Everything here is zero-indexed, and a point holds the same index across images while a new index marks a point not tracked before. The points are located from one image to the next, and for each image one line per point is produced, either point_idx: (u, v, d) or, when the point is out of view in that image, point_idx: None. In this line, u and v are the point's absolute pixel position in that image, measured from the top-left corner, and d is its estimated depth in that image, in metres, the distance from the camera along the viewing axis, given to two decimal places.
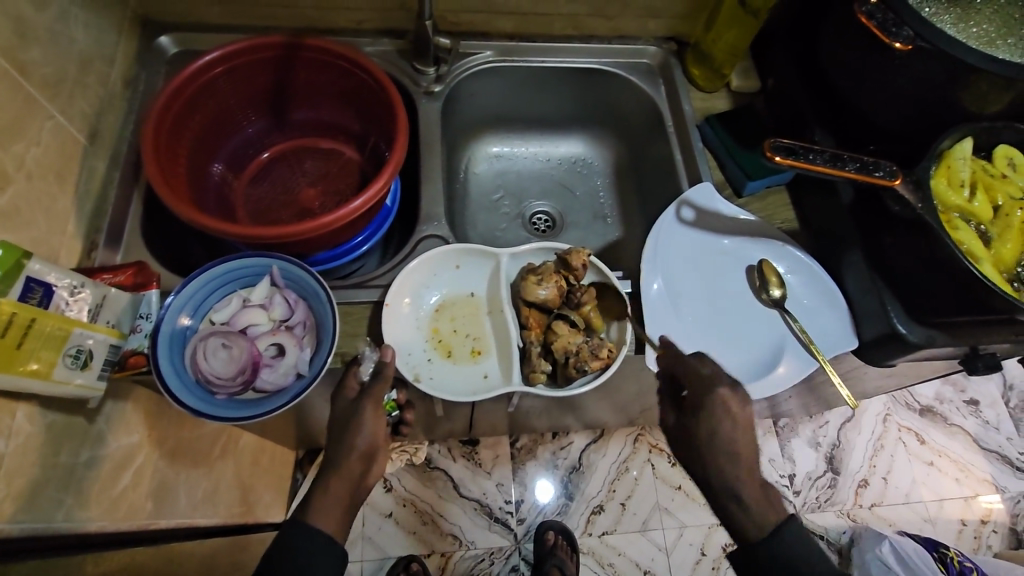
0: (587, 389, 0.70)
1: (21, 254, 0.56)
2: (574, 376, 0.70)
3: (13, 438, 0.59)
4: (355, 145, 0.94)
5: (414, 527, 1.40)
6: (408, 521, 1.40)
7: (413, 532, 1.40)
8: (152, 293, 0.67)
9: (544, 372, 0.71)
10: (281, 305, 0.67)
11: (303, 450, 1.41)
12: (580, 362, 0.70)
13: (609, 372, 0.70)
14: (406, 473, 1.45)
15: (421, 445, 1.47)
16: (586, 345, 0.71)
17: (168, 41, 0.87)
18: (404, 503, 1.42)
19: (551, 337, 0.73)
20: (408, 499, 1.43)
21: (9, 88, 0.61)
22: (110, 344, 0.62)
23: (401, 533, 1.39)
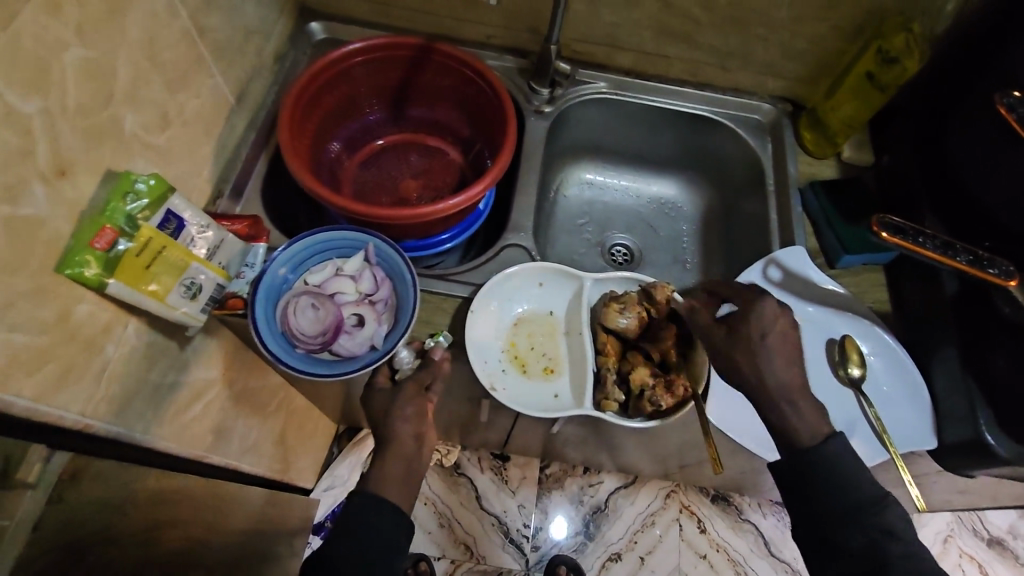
0: (652, 425, 0.71)
1: (167, 189, 0.63)
2: (644, 409, 0.71)
3: (121, 346, 0.65)
4: (461, 150, 1.00)
5: (429, 527, 1.41)
6: (425, 521, 1.42)
7: (429, 531, 1.41)
8: (260, 246, 0.74)
9: (615, 400, 0.73)
10: (368, 280, 0.72)
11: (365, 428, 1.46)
12: (654, 397, 0.70)
13: (681, 411, 0.70)
14: (434, 472, 1.47)
15: (452, 449, 1.48)
16: (662, 379, 0.71)
17: (318, 27, 0.96)
18: (426, 501, 1.44)
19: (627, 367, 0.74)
20: (430, 498, 1.44)
21: (188, 45, 0.70)
22: (217, 283, 0.68)
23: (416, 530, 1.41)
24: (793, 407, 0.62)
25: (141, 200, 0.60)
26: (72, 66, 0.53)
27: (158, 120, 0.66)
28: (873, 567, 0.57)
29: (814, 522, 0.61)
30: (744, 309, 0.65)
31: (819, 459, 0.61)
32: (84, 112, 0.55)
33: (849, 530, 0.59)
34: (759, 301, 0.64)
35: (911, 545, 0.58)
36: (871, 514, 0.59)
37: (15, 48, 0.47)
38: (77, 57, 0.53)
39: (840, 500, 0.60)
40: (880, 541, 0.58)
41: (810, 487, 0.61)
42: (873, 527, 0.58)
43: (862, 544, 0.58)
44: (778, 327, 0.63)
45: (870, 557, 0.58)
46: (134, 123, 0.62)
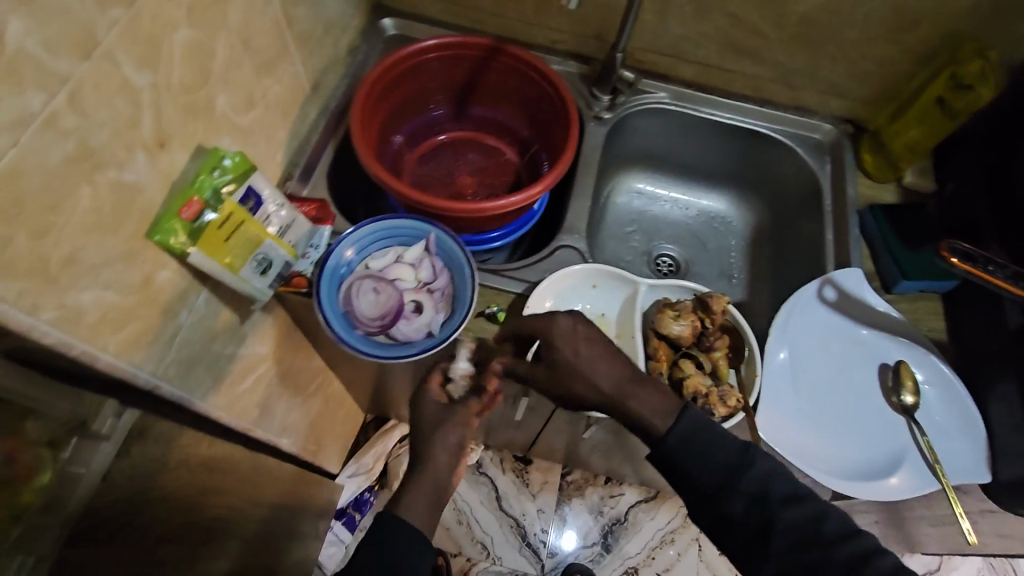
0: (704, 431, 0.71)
1: (251, 167, 0.65)
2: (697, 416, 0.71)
3: (193, 313, 0.68)
4: (518, 150, 1.02)
5: (448, 523, 1.42)
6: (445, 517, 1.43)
7: (448, 527, 1.42)
8: (325, 229, 0.76)
9: None
10: (427, 269, 0.74)
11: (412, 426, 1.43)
12: (707, 405, 0.70)
13: (734, 420, 0.70)
14: None
15: (477, 447, 1.49)
16: (715, 389, 0.71)
17: (392, 23, 0.99)
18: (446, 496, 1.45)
19: (678, 373, 0.73)
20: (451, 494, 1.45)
21: (277, 32, 0.73)
22: (286, 261, 0.71)
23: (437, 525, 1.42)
24: (633, 400, 0.66)
25: (226, 175, 0.63)
26: (179, 45, 0.56)
27: (244, 102, 0.69)
28: (760, 524, 0.61)
29: (701, 499, 0.63)
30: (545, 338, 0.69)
31: (679, 436, 0.63)
32: (185, 90, 0.58)
33: (729, 500, 0.62)
34: (551, 326, 0.68)
35: (788, 492, 0.61)
36: (742, 481, 0.62)
37: (138, 26, 0.51)
38: (185, 37, 0.57)
39: (713, 471, 0.62)
40: (759, 498, 0.61)
41: (688, 468, 0.63)
42: (747, 489, 0.62)
43: (746, 506, 0.62)
44: (574, 334, 0.68)
45: (759, 518, 0.61)
46: (224, 103, 0.65)
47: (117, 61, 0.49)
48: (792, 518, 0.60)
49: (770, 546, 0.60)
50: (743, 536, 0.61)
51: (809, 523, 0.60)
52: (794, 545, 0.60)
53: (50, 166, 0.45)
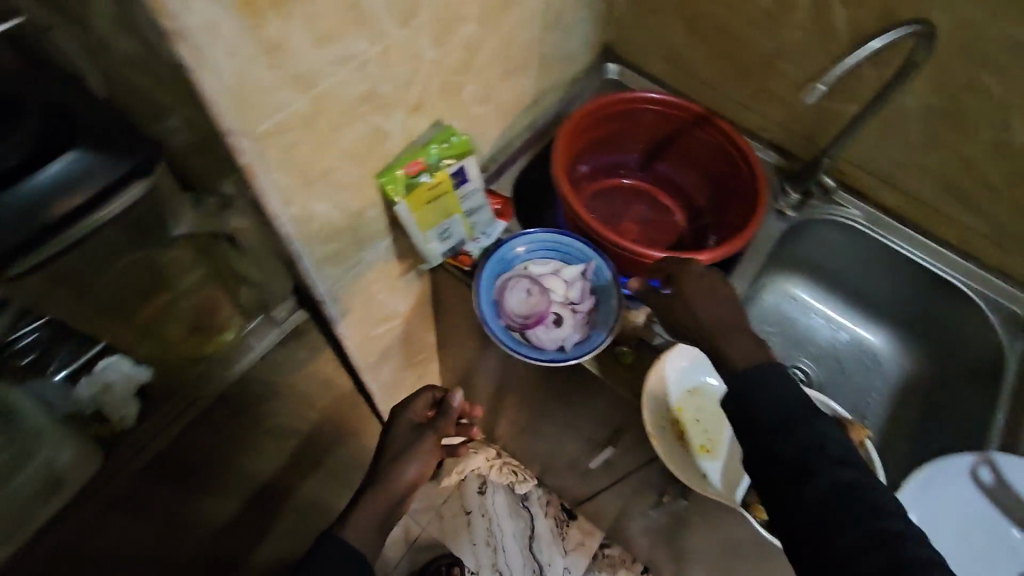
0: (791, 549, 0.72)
1: (469, 150, 0.73)
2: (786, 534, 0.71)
3: (375, 254, 0.77)
4: (688, 216, 1.05)
5: (476, 539, 1.44)
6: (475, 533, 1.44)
7: (474, 543, 1.43)
8: (500, 224, 0.83)
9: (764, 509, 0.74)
10: (578, 290, 0.77)
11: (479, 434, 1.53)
12: None
13: None
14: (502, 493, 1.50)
15: (528, 481, 1.51)
16: None
17: (616, 69, 1.07)
18: (483, 514, 1.47)
19: None
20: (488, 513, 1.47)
21: (528, 47, 0.82)
22: (461, 237, 0.78)
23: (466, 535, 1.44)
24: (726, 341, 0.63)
25: (449, 149, 0.72)
26: (461, 35, 0.66)
27: (483, 95, 0.78)
28: (804, 471, 0.53)
29: (748, 426, 0.57)
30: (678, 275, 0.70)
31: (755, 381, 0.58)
32: (449, 71, 0.68)
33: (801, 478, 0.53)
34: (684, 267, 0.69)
35: (844, 456, 0.54)
36: (804, 427, 0.55)
37: (444, 12, 0.60)
38: (469, 30, 0.66)
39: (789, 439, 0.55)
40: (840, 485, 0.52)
41: (749, 394, 0.58)
42: (801, 436, 0.55)
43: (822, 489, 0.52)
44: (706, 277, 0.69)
45: (804, 465, 0.53)
46: (470, 91, 0.74)
47: (420, 34, 0.59)
48: (842, 479, 0.52)
49: (802, 496, 0.52)
50: (775, 470, 0.54)
51: (856, 493, 0.52)
52: (827, 507, 0.51)
53: (346, 97, 0.55)
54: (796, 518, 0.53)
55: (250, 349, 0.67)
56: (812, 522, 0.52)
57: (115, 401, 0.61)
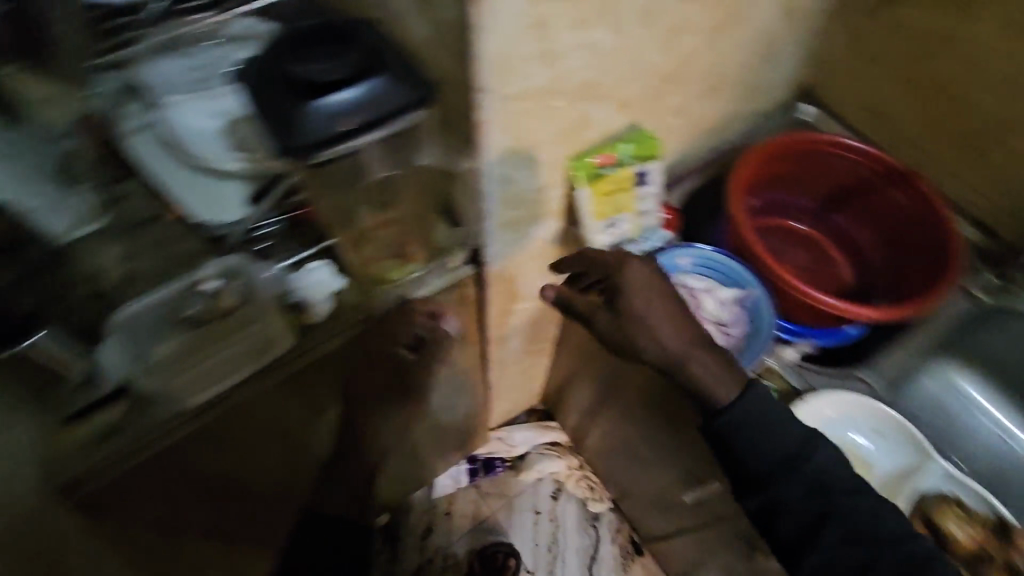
0: None
1: (656, 152, 0.76)
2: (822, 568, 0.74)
3: (540, 233, 0.82)
4: (858, 274, 0.99)
5: (539, 539, 1.64)
6: (540, 533, 1.65)
7: (540, 543, 1.64)
8: (665, 235, 0.83)
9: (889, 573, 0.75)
10: (729, 312, 0.77)
11: (566, 441, 1.75)
12: None
13: None
14: (575, 506, 1.69)
15: (605, 504, 1.69)
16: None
17: (812, 111, 1.01)
18: (552, 520, 1.66)
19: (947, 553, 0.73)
20: (557, 520, 1.67)
21: (733, 70, 0.82)
22: (626, 236, 0.80)
23: (535, 533, 1.65)
24: (695, 364, 0.65)
25: (640, 149, 0.75)
26: (681, 46, 0.68)
27: (679, 108, 0.79)
28: (818, 516, 0.65)
29: (757, 473, 0.65)
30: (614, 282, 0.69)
31: (734, 418, 0.65)
32: (660, 77, 0.70)
33: (791, 481, 0.65)
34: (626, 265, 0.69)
35: (848, 488, 0.65)
36: (805, 464, 0.65)
37: (675, 22, 0.64)
38: (689, 43, 0.69)
39: (775, 456, 0.65)
40: (819, 487, 0.65)
41: (742, 444, 0.65)
42: (808, 478, 0.65)
43: (806, 495, 0.65)
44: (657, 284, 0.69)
45: (818, 510, 0.65)
46: (670, 102, 0.76)
47: (649, 38, 0.63)
48: (838, 505, 0.64)
49: (820, 539, 0.64)
50: (790, 519, 0.65)
51: (864, 524, 0.64)
52: (844, 540, 0.64)
53: (572, 81, 0.60)
54: (818, 560, 0.65)
55: (426, 284, 0.75)
56: (833, 561, 0.64)
57: (312, 299, 0.70)
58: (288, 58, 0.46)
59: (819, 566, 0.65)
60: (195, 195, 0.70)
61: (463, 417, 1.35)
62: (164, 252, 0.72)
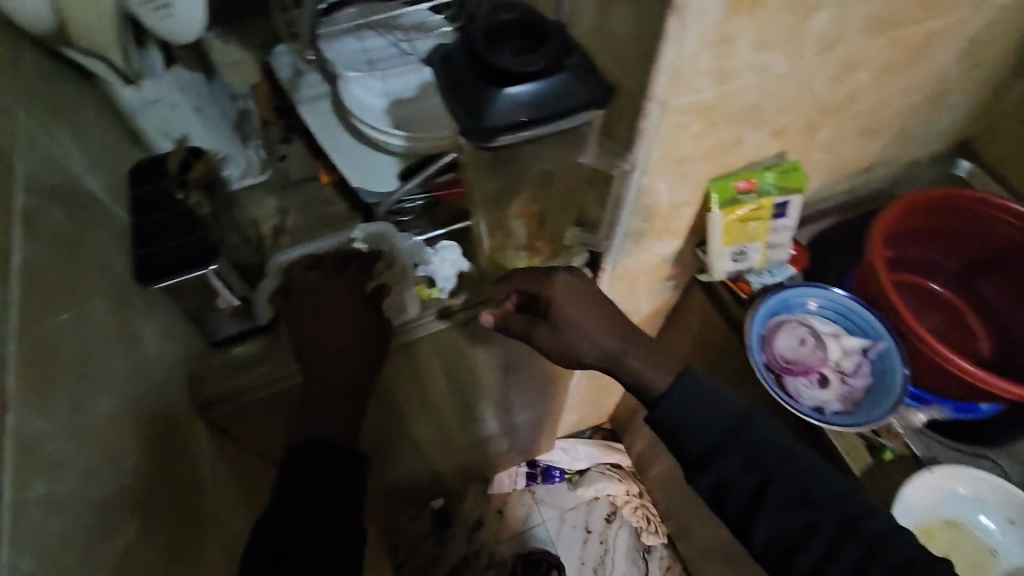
0: None
1: (801, 186, 0.74)
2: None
3: (660, 249, 0.82)
4: (997, 348, 0.89)
5: (586, 559, 1.61)
6: (588, 552, 1.62)
7: (586, 562, 1.61)
8: (790, 270, 0.81)
9: None
10: (854, 363, 0.73)
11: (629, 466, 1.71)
12: None
13: None
14: (628, 534, 1.65)
15: (659, 539, 1.64)
16: None
17: (970, 168, 0.94)
18: (602, 542, 1.64)
19: None
20: (607, 543, 1.64)
21: (894, 114, 0.78)
22: (750, 266, 0.79)
23: (583, 551, 1.63)
24: (632, 359, 0.67)
25: (785, 181, 0.73)
26: (850, 81, 0.66)
27: (829, 145, 0.77)
28: (757, 487, 0.63)
29: (694, 459, 0.65)
30: (544, 298, 0.68)
31: (666, 406, 0.65)
32: (820, 110, 0.68)
33: (725, 458, 0.64)
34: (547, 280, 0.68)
35: (784, 451, 0.64)
36: (738, 437, 0.64)
37: (852, 54, 0.62)
38: (861, 77, 0.67)
39: (706, 433, 0.64)
40: (756, 458, 0.63)
41: (680, 429, 0.65)
42: (746, 448, 0.64)
43: (743, 468, 0.63)
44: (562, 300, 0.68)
45: (758, 481, 0.63)
46: (822, 137, 0.74)
47: (821, 67, 0.62)
48: (779, 478, 0.62)
49: (764, 505, 0.62)
50: (737, 501, 0.63)
51: (803, 480, 0.63)
52: (786, 503, 0.62)
53: (735, 103, 0.60)
54: (768, 530, 0.62)
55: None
56: (782, 528, 0.62)
57: (416, 266, 0.74)
58: (472, 49, 0.50)
59: (771, 536, 0.62)
60: (353, 167, 0.76)
61: (535, 418, 1.36)
62: (316, 212, 0.84)
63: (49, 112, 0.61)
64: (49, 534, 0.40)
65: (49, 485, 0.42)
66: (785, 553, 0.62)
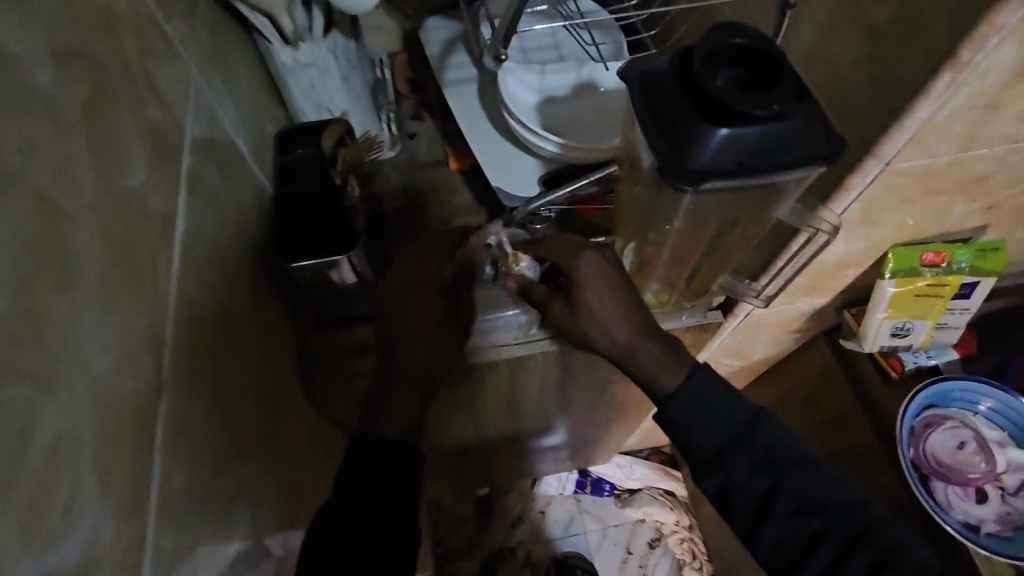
0: None
1: (996, 270, 0.64)
2: None
3: (804, 302, 0.74)
4: None
5: None
6: (624, 574, 1.58)
7: None
8: (952, 354, 0.71)
9: None
10: (1017, 480, 0.66)
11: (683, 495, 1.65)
12: None
13: None
14: (669, 564, 1.59)
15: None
16: None
17: None
18: (641, 565, 1.59)
19: None
20: (646, 568, 1.58)
21: None
22: (909, 344, 0.70)
23: (618, 569, 1.58)
24: (642, 355, 0.56)
25: (976, 262, 0.63)
26: None
27: None
28: (766, 493, 0.55)
29: (702, 461, 0.55)
30: (567, 270, 0.58)
31: (680, 406, 0.55)
32: None
33: (739, 459, 0.54)
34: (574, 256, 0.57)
35: (794, 456, 0.55)
36: (752, 435, 0.55)
37: None
38: None
39: (718, 433, 0.55)
40: (768, 457, 0.55)
41: (692, 433, 0.55)
42: (757, 450, 0.55)
43: (752, 469, 0.54)
44: (587, 272, 0.57)
45: (766, 486, 0.54)
46: None
47: None
48: (793, 481, 0.54)
49: (771, 513, 0.54)
50: (744, 508, 0.55)
51: (814, 490, 0.55)
52: (796, 511, 0.55)
53: (964, 170, 0.51)
54: (774, 538, 0.55)
55: (678, 320, 0.74)
56: (787, 536, 0.55)
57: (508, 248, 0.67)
58: (687, 77, 0.43)
59: (776, 546, 0.55)
60: (493, 162, 0.72)
61: (603, 434, 1.31)
62: (439, 199, 0.82)
63: (213, 66, 0.60)
64: (184, 521, 0.40)
65: (189, 473, 0.41)
66: (792, 564, 0.55)
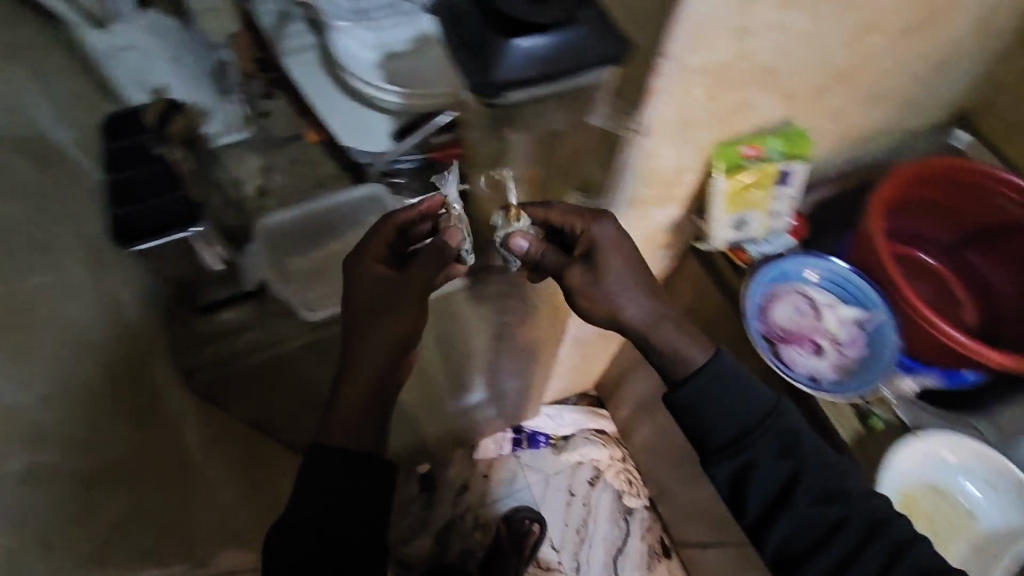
0: None
1: (805, 153, 0.72)
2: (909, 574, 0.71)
3: (660, 214, 0.80)
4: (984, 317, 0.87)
5: (569, 521, 1.65)
6: (571, 514, 1.66)
7: (568, 523, 1.65)
8: (787, 238, 0.80)
9: None
10: (847, 331, 0.75)
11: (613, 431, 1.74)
12: None
13: None
14: (611, 496, 1.69)
15: (641, 501, 1.69)
16: None
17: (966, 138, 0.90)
18: (586, 503, 1.68)
19: None
20: (591, 505, 1.67)
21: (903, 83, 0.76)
22: (750, 234, 0.78)
23: (565, 513, 1.66)
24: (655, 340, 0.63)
25: (787, 148, 0.72)
26: (864, 45, 0.64)
27: (837, 111, 0.75)
28: (786, 479, 0.61)
29: (714, 447, 0.62)
30: (586, 238, 0.62)
31: (693, 392, 0.61)
32: (829, 74, 0.66)
33: (754, 447, 0.61)
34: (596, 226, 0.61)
35: (811, 444, 0.63)
36: (766, 428, 0.62)
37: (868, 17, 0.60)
38: (875, 41, 0.65)
39: (731, 418, 0.61)
40: (789, 448, 0.62)
41: (703, 420, 0.62)
42: (772, 444, 0.61)
43: (773, 457, 0.61)
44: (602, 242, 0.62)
45: (787, 473, 0.61)
46: (829, 103, 0.72)
47: (839, 28, 0.60)
48: (812, 470, 0.61)
49: (792, 502, 0.61)
50: (760, 492, 0.61)
51: (834, 483, 0.62)
52: (815, 499, 0.61)
53: (748, 63, 0.58)
54: (789, 526, 0.61)
55: None
56: (807, 524, 0.61)
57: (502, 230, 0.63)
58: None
59: (791, 534, 0.61)
60: (343, 123, 0.72)
61: (524, 385, 1.36)
62: None
63: None
64: None
65: None
66: (808, 552, 0.61)
